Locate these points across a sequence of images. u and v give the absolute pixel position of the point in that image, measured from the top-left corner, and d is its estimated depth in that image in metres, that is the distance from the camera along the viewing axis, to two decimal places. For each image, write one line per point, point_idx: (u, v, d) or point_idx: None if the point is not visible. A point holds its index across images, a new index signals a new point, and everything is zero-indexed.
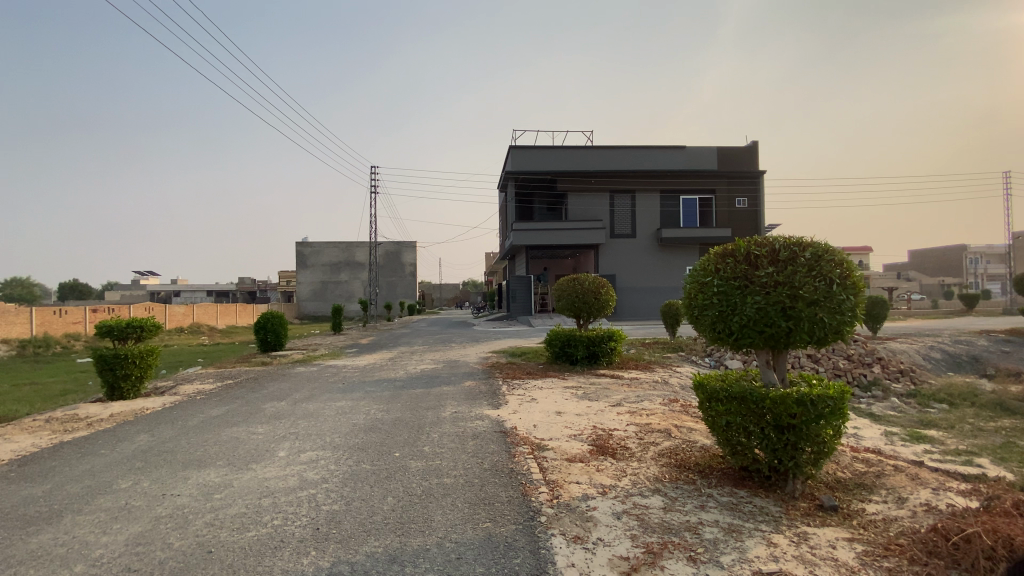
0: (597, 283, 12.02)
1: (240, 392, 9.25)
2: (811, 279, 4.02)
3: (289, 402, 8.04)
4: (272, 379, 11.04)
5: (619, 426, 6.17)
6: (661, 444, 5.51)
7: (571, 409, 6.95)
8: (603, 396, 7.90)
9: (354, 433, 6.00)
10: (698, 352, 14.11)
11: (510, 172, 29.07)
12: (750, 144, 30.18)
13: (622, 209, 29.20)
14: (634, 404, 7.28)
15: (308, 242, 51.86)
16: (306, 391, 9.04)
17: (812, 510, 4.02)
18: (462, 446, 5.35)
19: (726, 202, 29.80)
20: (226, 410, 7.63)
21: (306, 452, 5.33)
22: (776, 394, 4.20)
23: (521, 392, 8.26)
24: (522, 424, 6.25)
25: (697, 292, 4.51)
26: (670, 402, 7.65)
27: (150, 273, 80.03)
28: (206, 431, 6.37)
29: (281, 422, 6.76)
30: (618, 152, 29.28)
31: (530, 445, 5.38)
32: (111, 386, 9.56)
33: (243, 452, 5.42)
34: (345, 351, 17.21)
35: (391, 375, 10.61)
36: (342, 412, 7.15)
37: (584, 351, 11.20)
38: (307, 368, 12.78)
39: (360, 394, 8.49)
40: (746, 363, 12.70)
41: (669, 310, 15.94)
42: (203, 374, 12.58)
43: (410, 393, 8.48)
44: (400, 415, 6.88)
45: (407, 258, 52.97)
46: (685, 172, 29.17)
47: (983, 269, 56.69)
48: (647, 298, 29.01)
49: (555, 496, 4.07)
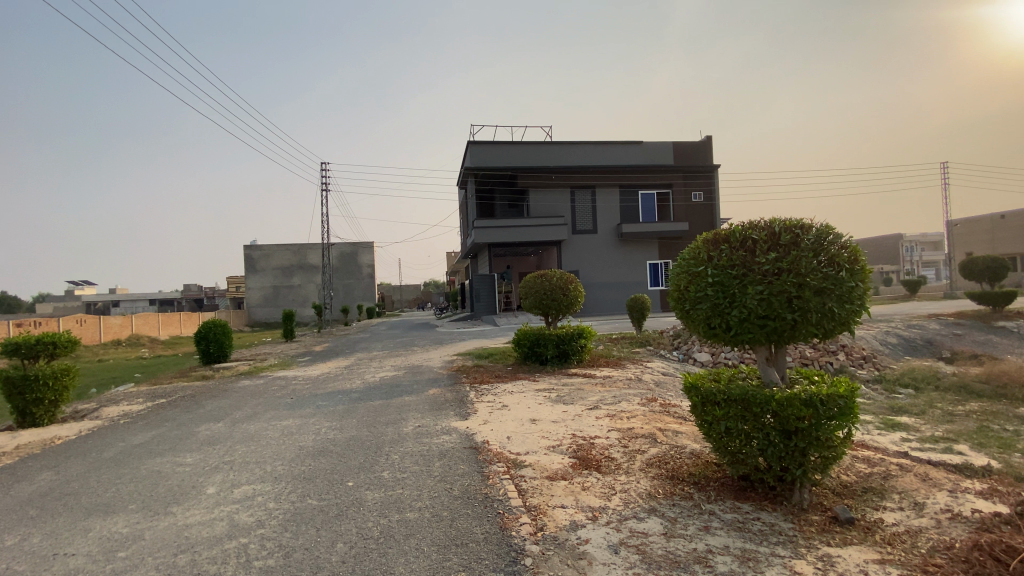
0: (564, 279, 11.52)
1: (173, 414, 8.20)
2: (818, 266, 3.58)
3: (228, 423, 7.09)
4: (211, 395, 9.96)
5: (599, 432, 5.62)
6: (648, 451, 5.01)
7: (546, 416, 6.36)
8: (578, 399, 7.38)
9: (300, 459, 5.19)
10: (666, 346, 13.87)
11: (469, 168, 28.31)
12: (705, 139, 30.63)
13: (582, 205, 28.98)
14: (612, 406, 6.77)
15: (257, 246, 49.48)
16: (250, 409, 8.07)
17: (827, 524, 3.60)
18: (428, 469, 4.67)
19: (683, 195, 30.02)
20: (151, 436, 6.62)
21: (241, 487, 4.49)
22: (782, 395, 3.73)
23: (490, 399, 7.61)
24: (495, 437, 5.62)
25: (687, 282, 3.99)
26: (648, 401, 7.20)
27: (86, 283, 74.71)
28: (123, 464, 5.40)
29: (215, 448, 5.85)
30: (577, 147, 29.01)
31: (505, 462, 4.76)
32: (20, 413, 8.24)
33: (163, 490, 4.53)
34: (297, 360, 16.07)
35: (347, 386, 9.74)
36: (288, 433, 6.30)
37: (554, 350, 10.69)
38: (254, 381, 11.69)
39: (311, 410, 7.64)
40: (715, 356, 12.54)
41: (634, 304, 15.68)
42: (133, 392, 11.29)
43: (368, 406, 7.68)
44: (356, 433, 6.10)
45: (363, 259, 51.23)
46: (643, 167, 29.26)
47: (918, 257, 60.08)
48: (610, 293, 28.94)
49: (539, 528, 3.47)
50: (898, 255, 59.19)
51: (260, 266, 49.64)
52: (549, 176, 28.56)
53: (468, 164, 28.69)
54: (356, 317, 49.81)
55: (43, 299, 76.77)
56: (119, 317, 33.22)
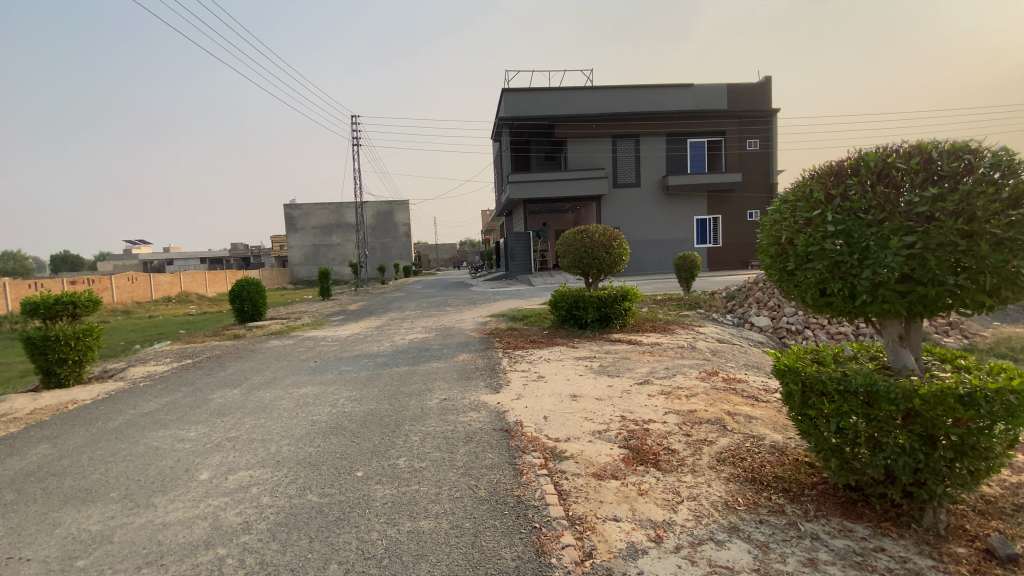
0: (607, 235, 10.42)
1: (193, 377, 7.85)
2: (1002, 208, 2.48)
3: (243, 390, 6.60)
4: (237, 356, 9.64)
5: (654, 414, 4.74)
6: (718, 443, 4.12)
7: (588, 392, 5.52)
8: (625, 370, 6.50)
9: (308, 438, 4.56)
10: (719, 309, 12.71)
11: (503, 119, 26.83)
12: (762, 80, 27.87)
13: (625, 155, 27.14)
14: (666, 381, 5.84)
15: (297, 204, 49.74)
16: (270, 373, 7.61)
17: (978, 561, 2.64)
18: (451, 457, 3.94)
19: (736, 143, 27.63)
20: (163, 403, 6.21)
21: (235, 474, 3.89)
22: (929, 388, 2.72)
23: (524, 368, 6.81)
24: (529, 416, 4.83)
25: (791, 231, 3.01)
26: (708, 375, 6.25)
27: (141, 242, 78.03)
28: (123, 439, 4.95)
29: (221, 420, 5.33)
30: (620, 92, 26.93)
31: (543, 452, 3.96)
32: (44, 373, 8.08)
33: (152, 476, 4.00)
34: (330, 320, 15.79)
35: (374, 349, 9.17)
36: (303, 404, 5.71)
37: (594, 314, 9.77)
38: (283, 341, 11.36)
39: (332, 376, 7.08)
40: (776, 320, 11.32)
41: (683, 264, 14.48)
42: (165, 351, 11.18)
43: (391, 373, 7.02)
44: (374, 406, 5.44)
45: (399, 218, 50.95)
46: (692, 113, 26.99)
47: None
48: (652, 251, 27.45)
49: (587, 555, 2.66)
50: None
51: (300, 225, 50.13)
52: (590, 125, 26.74)
53: (503, 115, 27.16)
54: (393, 276, 50.01)
55: (106, 257, 81.32)
56: (168, 275, 34.32)
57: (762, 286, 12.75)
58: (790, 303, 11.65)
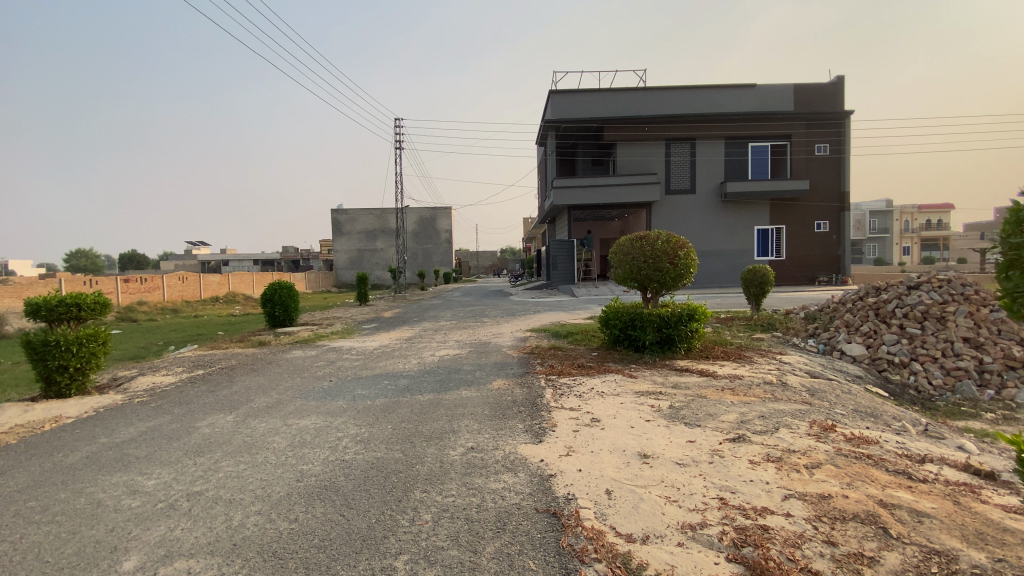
0: (670, 242, 8.95)
1: (196, 393, 6.93)
2: None
3: (237, 417, 5.53)
4: (252, 368, 8.70)
5: (767, 498, 3.30)
6: (885, 564, 2.64)
7: (664, 450, 4.11)
8: (706, 417, 5.04)
9: (285, 506, 3.37)
10: (798, 332, 10.94)
11: (549, 121, 25.60)
12: (835, 79, 25.54)
13: (679, 160, 25.37)
14: (769, 440, 4.34)
15: (343, 209, 50.36)
16: (278, 393, 6.57)
17: None
18: (474, 566, 2.63)
19: (804, 147, 25.38)
20: (143, 431, 5.23)
21: (172, 565, 2.75)
22: None
23: (574, 406, 5.42)
24: (586, 488, 3.48)
25: None
26: (822, 429, 4.68)
27: (201, 244, 81.48)
28: (67, 485, 3.92)
29: (195, 463, 4.26)
30: (676, 93, 25.18)
31: (612, 563, 2.62)
32: (44, 382, 7.39)
33: (67, 556, 2.91)
34: (361, 328, 14.86)
35: (398, 367, 8.00)
36: (296, 444, 4.56)
37: (654, 335, 8.32)
38: (306, 351, 10.43)
39: (344, 402, 5.96)
40: (873, 349, 9.43)
41: (752, 278, 12.75)
42: (183, 358, 10.45)
43: (411, 403, 5.79)
44: (382, 454, 4.21)
45: (442, 224, 50.64)
46: (754, 115, 24.93)
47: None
48: (708, 263, 25.46)
49: None
50: (854, 218, 54.63)
51: (345, 230, 50.66)
52: (641, 127, 25.18)
53: (549, 117, 25.91)
54: (432, 282, 49.63)
55: (167, 257, 85.20)
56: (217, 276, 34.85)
57: (851, 307, 10.84)
58: (889, 328, 9.72)
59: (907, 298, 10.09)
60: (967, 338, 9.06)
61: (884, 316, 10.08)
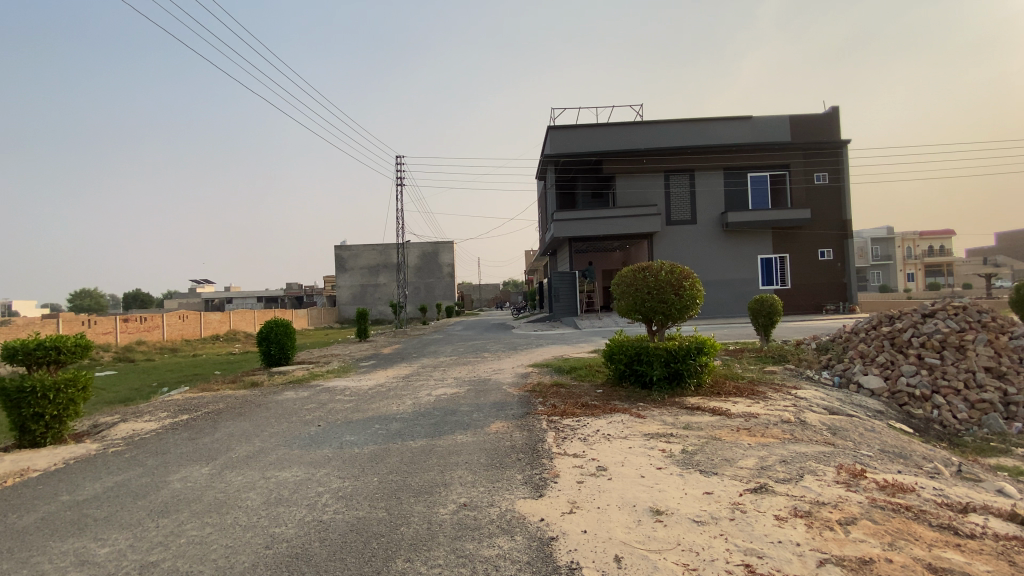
0: (675, 273, 8.64)
1: (176, 441, 6.51)
2: None
3: (213, 469, 5.11)
4: (239, 412, 8.28)
5: (802, 566, 2.85)
6: None
7: (679, 506, 3.67)
8: (723, 464, 4.59)
9: None
10: (811, 364, 10.47)
11: (548, 156, 25.80)
12: (830, 110, 25.78)
13: (679, 191, 25.41)
14: (795, 491, 3.89)
15: (346, 245, 50.63)
16: (262, 441, 6.15)
17: None
18: None
19: (802, 176, 25.40)
20: (111, 486, 4.81)
21: None
22: None
23: (577, 453, 4.99)
24: (591, 555, 3.04)
25: None
26: (851, 476, 4.22)
27: (205, 281, 81.72)
28: (10, 555, 3.51)
29: (156, 526, 3.83)
30: (673, 126, 25.41)
31: None
32: (18, 431, 7.00)
33: None
34: (358, 366, 14.44)
35: (392, 409, 7.59)
36: (272, 501, 4.14)
37: (661, 370, 7.91)
38: (298, 392, 10.02)
39: (331, 450, 5.54)
40: (892, 382, 8.92)
41: (760, 307, 12.40)
42: (171, 401, 10.05)
43: (401, 450, 5.36)
44: (365, 512, 3.78)
45: (444, 258, 50.72)
46: (752, 146, 25.07)
47: None
48: (712, 293, 25.10)
49: None
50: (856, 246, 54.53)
51: (348, 265, 50.76)
52: (639, 160, 25.33)
53: (548, 152, 26.12)
54: (435, 317, 49.31)
55: (172, 295, 85.53)
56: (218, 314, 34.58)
57: (864, 337, 10.40)
58: (906, 358, 9.24)
59: (922, 327, 9.66)
60: (989, 368, 8.61)
61: (900, 346, 9.63)
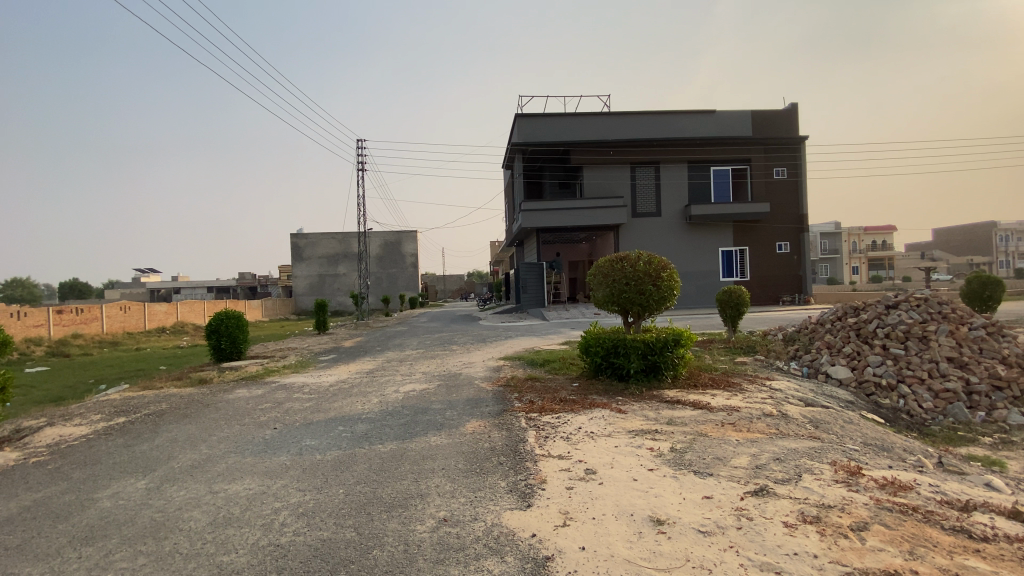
0: (651, 263, 8.40)
1: (111, 449, 5.78)
2: None
3: (152, 483, 4.48)
4: (185, 414, 7.52)
5: None
6: None
7: (682, 514, 3.37)
8: (717, 464, 4.33)
9: None
10: (780, 355, 10.55)
11: (516, 145, 25.37)
12: (789, 106, 26.42)
13: (645, 183, 25.51)
14: (798, 493, 3.66)
15: (303, 234, 48.62)
16: (210, 447, 5.52)
17: None
18: None
19: (763, 170, 25.97)
20: (25, 507, 4.12)
21: None
22: None
23: (562, 454, 4.64)
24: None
25: None
26: (849, 474, 4.05)
27: (150, 271, 76.96)
28: None
29: (76, 557, 3.22)
30: (640, 119, 25.46)
31: None
32: None
33: None
34: (317, 360, 13.66)
35: (357, 408, 7.05)
36: (220, 521, 3.59)
37: (638, 363, 7.70)
38: (252, 390, 9.29)
39: (288, 457, 4.97)
40: (859, 371, 9.06)
41: (728, 299, 12.41)
42: (107, 402, 9.09)
43: (369, 455, 4.88)
44: (330, 532, 3.32)
45: (407, 248, 49.58)
46: (716, 140, 25.41)
47: (1014, 247, 57.73)
48: None
49: None
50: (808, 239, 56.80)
51: (305, 254, 48.82)
52: (606, 151, 25.25)
53: (516, 140, 25.68)
54: (397, 308, 48.20)
55: (114, 285, 80.31)
56: (165, 305, 32.47)
57: (830, 328, 10.56)
58: (872, 349, 9.41)
59: (887, 318, 9.87)
60: (951, 358, 8.84)
61: (866, 337, 9.81)
